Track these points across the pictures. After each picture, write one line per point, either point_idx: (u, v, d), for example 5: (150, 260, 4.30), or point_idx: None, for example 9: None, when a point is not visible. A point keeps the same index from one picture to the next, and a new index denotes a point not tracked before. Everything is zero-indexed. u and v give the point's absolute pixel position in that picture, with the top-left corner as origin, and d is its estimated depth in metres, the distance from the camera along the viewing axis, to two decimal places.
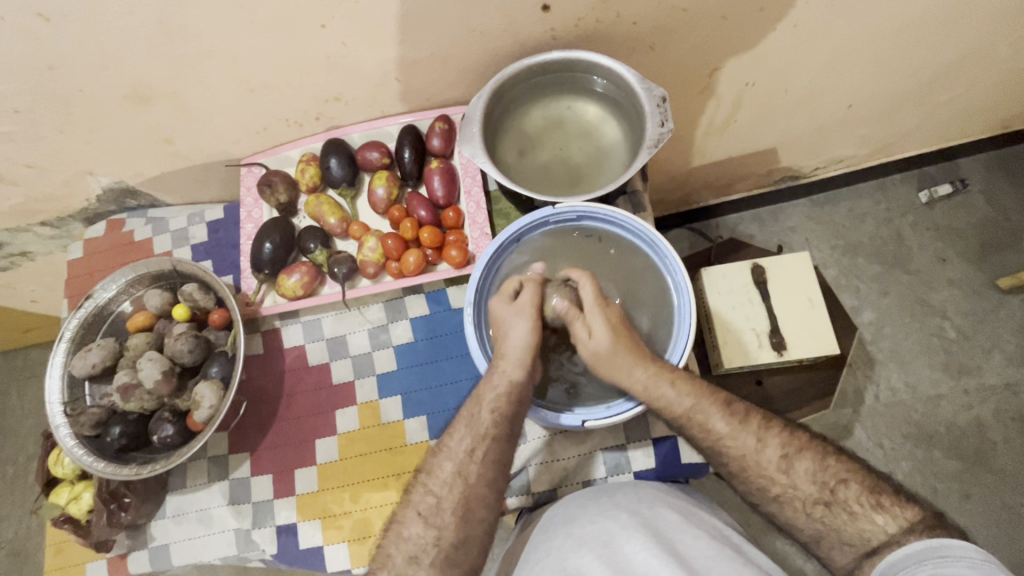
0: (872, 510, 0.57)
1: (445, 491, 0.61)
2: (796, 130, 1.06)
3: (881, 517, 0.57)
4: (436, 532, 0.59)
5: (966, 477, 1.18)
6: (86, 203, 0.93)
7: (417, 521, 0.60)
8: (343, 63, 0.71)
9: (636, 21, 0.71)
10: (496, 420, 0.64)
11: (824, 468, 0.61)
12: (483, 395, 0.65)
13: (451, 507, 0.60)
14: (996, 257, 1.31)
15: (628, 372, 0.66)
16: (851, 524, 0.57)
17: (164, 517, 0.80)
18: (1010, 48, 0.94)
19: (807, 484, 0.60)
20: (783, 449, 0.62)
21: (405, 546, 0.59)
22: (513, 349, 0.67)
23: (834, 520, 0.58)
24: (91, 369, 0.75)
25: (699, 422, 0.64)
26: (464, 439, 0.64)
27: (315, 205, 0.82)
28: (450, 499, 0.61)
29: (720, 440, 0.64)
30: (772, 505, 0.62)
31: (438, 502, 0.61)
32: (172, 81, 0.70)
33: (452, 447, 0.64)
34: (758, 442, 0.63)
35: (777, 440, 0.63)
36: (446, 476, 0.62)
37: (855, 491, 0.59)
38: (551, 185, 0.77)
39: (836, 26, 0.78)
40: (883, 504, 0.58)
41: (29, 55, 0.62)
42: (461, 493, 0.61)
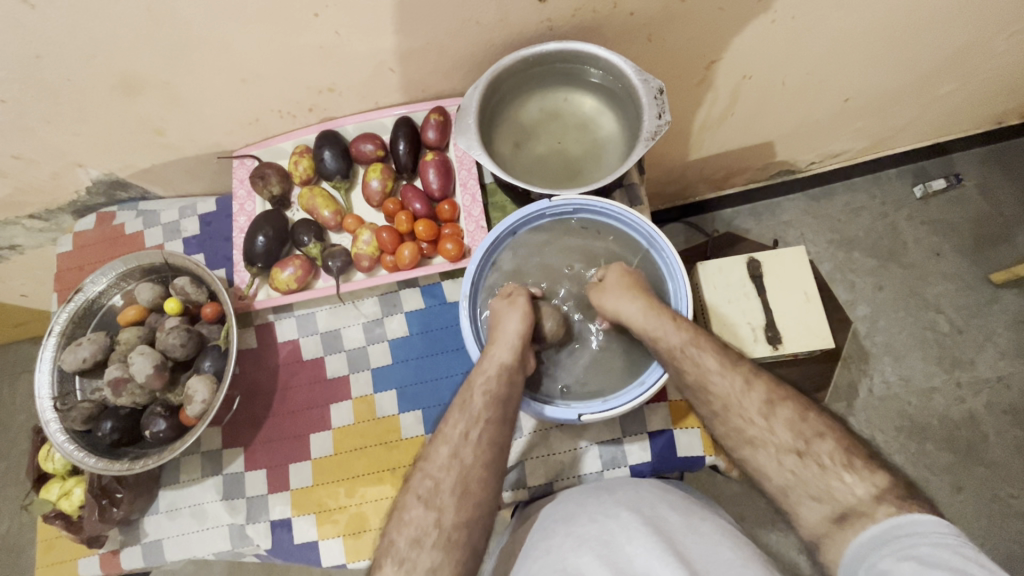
0: (841, 468, 0.56)
1: (444, 473, 0.60)
2: (793, 123, 1.06)
3: (849, 475, 0.56)
4: (437, 515, 0.57)
5: (958, 469, 1.19)
6: (76, 195, 0.92)
7: (416, 507, 0.58)
8: (336, 53, 0.69)
9: (633, 12, 0.71)
10: (489, 402, 0.64)
11: (804, 420, 0.60)
12: (475, 379, 0.65)
13: (450, 489, 0.59)
14: (990, 251, 1.31)
15: (627, 303, 0.67)
16: (823, 480, 0.56)
17: (158, 512, 0.79)
18: (1007, 43, 0.94)
19: (784, 431, 0.59)
20: (767, 395, 0.62)
21: (406, 530, 0.57)
22: (512, 335, 0.66)
23: (806, 471, 0.57)
24: (82, 363, 0.74)
25: (693, 355, 0.65)
26: (460, 423, 0.63)
27: (309, 198, 0.82)
28: (449, 480, 0.59)
29: (708, 375, 0.64)
30: (745, 450, 0.61)
31: (437, 484, 0.59)
32: (162, 71, 0.69)
33: (447, 431, 0.63)
34: (745, 384, 0.63)
35: (764, 387, 0.62)
36: (443, 460, 0.61)
37: (830, 446, 0.58)
38: (548, 177, 0.77)
39: (835, 18, 0.78)
40: (854, 463, 0.56)
41: (15, 44, 0.61)
42: (458, 475, 0.60)
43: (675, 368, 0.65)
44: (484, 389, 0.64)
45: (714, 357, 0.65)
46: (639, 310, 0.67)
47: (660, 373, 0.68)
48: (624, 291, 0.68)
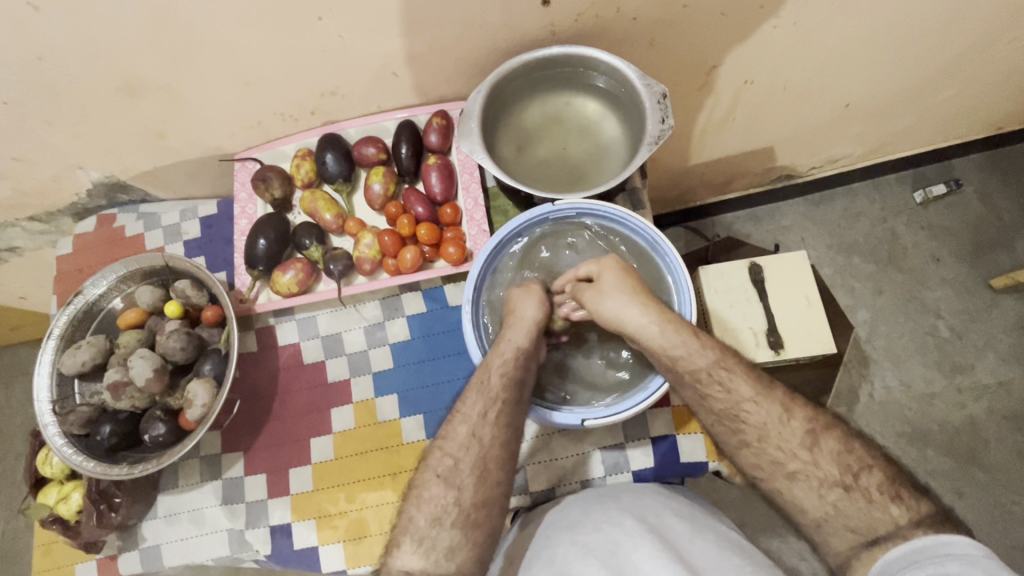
0: (888, 501, 0.56)
1: (463, 453, 0.61)
2: (794, 128, 1.06)
3: (895, 508, 0.56)
4: (456, 493, 0.59)
5: (959, 475, 1.19)
6: (76, 197, 0.91)
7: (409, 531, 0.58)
8: (340, 55, 0.69)
9: (636, 17, 0.71)
10: (507, 384, 0.64)
11: (849, 451, 0.60)
12: (492, 361, 0.65)
13: (470, 467, 0.60)
14: (989, 256, 1.31)
15: (632, 311, 0.66)
16: (867, 511, 0.56)
17: (156, 517, 0.78)
18: (1007, 49, 0.95)
19: (830, 463, 0.59)
20: (810, 424, 0.61)
21: (426, 510, 0.59)
22: (524, 318, 0.67)
23: (850, 503, 0.57)
24: (81, 367, 0.73)
25: (722, 379, 0.64)
26: (478, 403, 0.63)
27: (311, 201, 0.82)
28: (468, 460, 0.61)
29: (742, 403, 0.63)
30: (780, 481, 0.60)
31: (456, 463, 0.61)
32: (165, 73, 0.69)
33: (465, 411, 0.63)
34: (785, 412, 0.62)
35: (804, 414, 0.62)
36: (462, 438, 0.62)
37: (877, 479, 0.58)
38: (549, 181, 0.77)
39: (836, 23, 0.78)
40: (901, 495, 0.57)
41: (18, 45, 0.61)
42: (477, 454, 0.61)
43: (698, 391, 0.64)
44: (500, 367, 0.64)
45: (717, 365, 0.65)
46: (646, 320, 0.65)
47: (663, 380, 0.67)
48: (628, 295, 0.67)
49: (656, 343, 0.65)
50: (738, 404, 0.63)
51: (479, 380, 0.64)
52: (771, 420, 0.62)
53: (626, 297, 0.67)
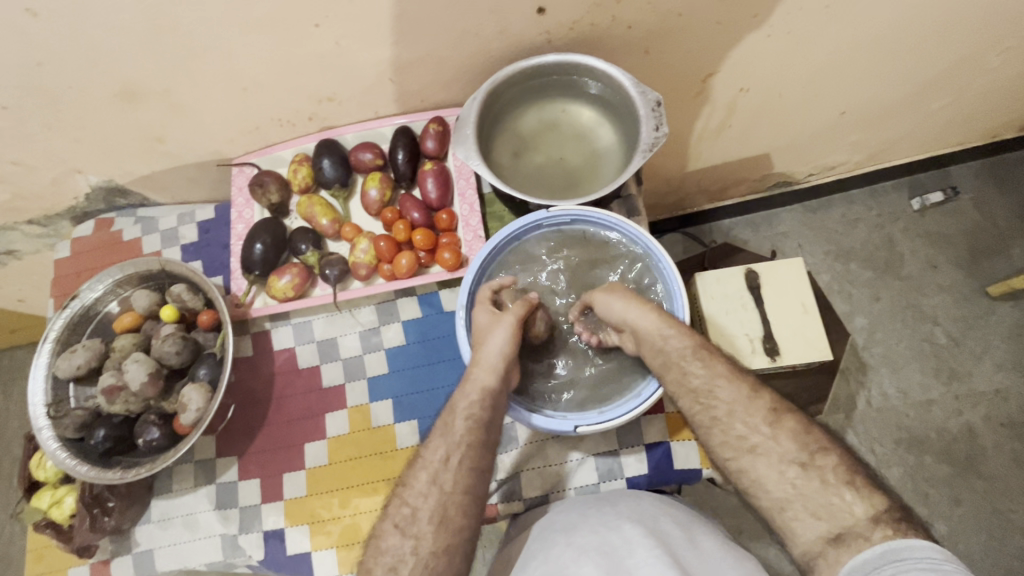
0: (843, 486, 0.56)
1: (421, 501, 0.59)
2: (790, 136, 1.07)
3: (850, 492, 0.55)
4: (413, 543, 0.57)
5: (957, 482, 1.19)
6: (74, 201, 0.92)
7: (394, 533, 0.58)
8: (336, 62, 0.70)
9: (631, 25, 0.71)
10: (471, 426, 0.64)
11: (808, 433, 0.60)
12: (458, 404, 0.65)
13: (427, 517, 0.58)
14: (986, 264, 1.32)
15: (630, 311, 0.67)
16: (822, 492, 0.56)
17: (150, 521, 0.78)
18: (1001, 58, 0.95)
19: (788, 441, 0.59)
20: (771, 405, 0.62)
21: (383, 558, 0.57)
22: (493, 356, 0.66)
23: (806, 484, 0.57)
24: (76, 371, 0.73)
25: (698, 358, 0.65)
26: (440, 448, 0.63)
27: (307, 205, 0.82)
28: (426, 508, 0.59)
29: (714, 381, 0.64)
30: (743, 458, 0.60)
31: (414, 512, 0.59)
32: (162, 79, 0.69)
33: (428, 455, 0.63)
34: (751, 392, 0.63)
35: (769, 398, 0.63)
36: (434, 465, 0.61)
37: (834, 461, 0.58)
38: (545, 188, 0.77)
39: (831, 32, 0.79)
40: (855, 482, 0.56)
41: (16, 51, 0.62)
42: (436, 501, 0.59)
43: (677, 370, 0.65)
44: (464, 410, 0.64)
45: (719, 365, 0.66)
46: (642, 317, 0.67)
47: (655, 387, 0.68)
48: (628, 301, 0.68)
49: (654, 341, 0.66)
50: (731, 408, 0.63)
51: (443, 424, 0.65)
52: (739, 400, 0.63)
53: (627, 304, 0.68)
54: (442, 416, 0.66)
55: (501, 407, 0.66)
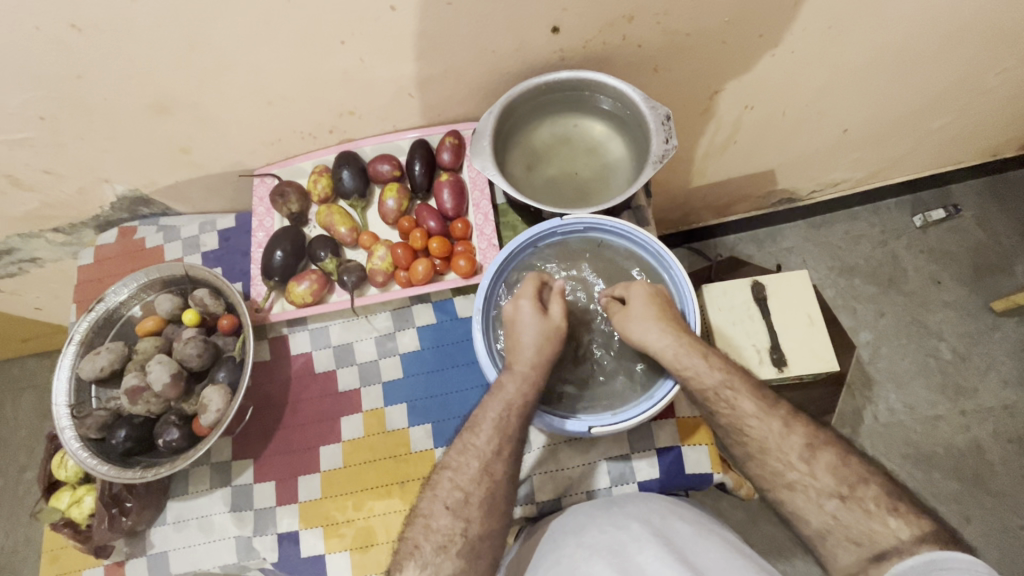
0: (888, 514, 0.57)
1: (472, 486, 0.62)
2: (793, 153, 1.09)
3: (893, 520, 0.57)
4: (464, 525, 0.60)
5: (966, 499, 1.18)
6: (99, 210, 0.95)
7: (446, 513, 0.61)
8: (359, 77, 0.73)
9: (641, 44, 0.75)
10: (520, 423, 0.65)
11: (846, 465, 0.60)
12: (511, 400, 0.65)
13: (478, 501, 0.61)
14: (990, 280, 1.33)
15: (661, 338, 0.67)
16: (866, 521, 0.57)
17: (165, 523, 0.79)
18: (997, 79, 0.98)
19: (826, 476, 0.60)
20: (808, 439, 0.62)
21: (433, 536, 0.59)
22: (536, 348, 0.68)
23: (849, 515, 0.58)
24: (100, 372, 0.75)
25: (727, 397, 0.65)
26: (491, 438, 0.65)
27: (326, 214, 0.84)
28: (477, 493, 0.62)
29: (745, 418, 0.64)
30: (781, 492, 0.62)
31: (466, 496, 0.62)
32: (193, 92, 0.72)
33: (478, 445, 0.64)
34: (784, 428, 0.63)
35: (804, 431, 0.63)
36: (472, 472, 0.63)
37: (875, 492, 0.59)
38: (558, 199, 0.80)
39: (832, 53, 0.82)
40: (899, 509, 0.57)
41: (58, 64, 0.65)
42: (487, 488, 0.62)
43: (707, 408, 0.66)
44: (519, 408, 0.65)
45: (734, 368, 0.67)
46: (668, 343, 0.66)
47: (668, 388, 0.68)
48: (654, 323, 0.68)
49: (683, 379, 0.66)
50: (745, 412, 0.64)
51: (497, 418, 0.65)
52: (772, 433, 0.63)
53: (652, 325, 0.67)
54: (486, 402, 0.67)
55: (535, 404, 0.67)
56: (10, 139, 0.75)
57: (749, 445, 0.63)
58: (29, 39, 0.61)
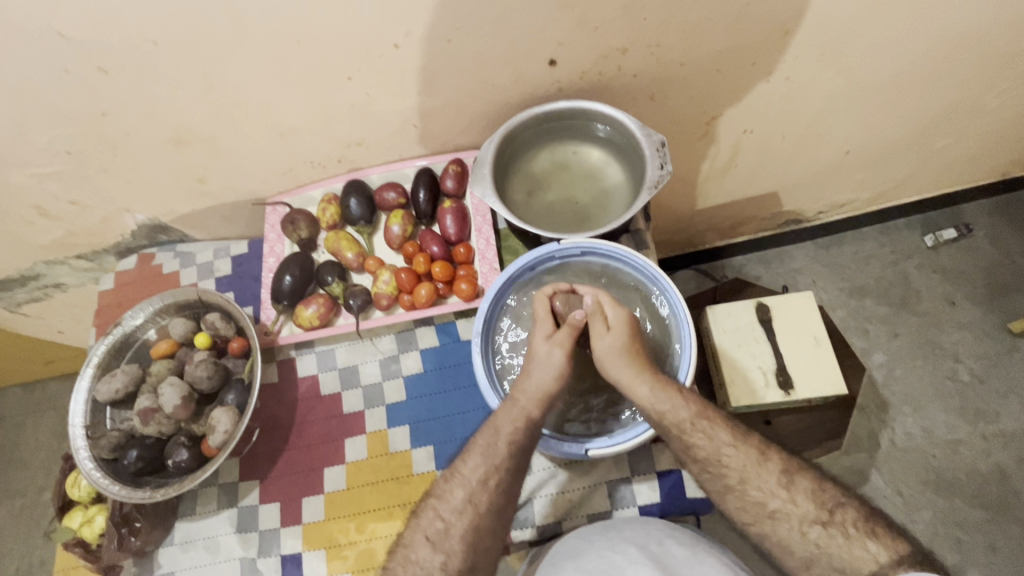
0: (865, 536, 0.59)
1: (455, 518, 0.63)
2: (796, 175, 1.10)
3: (873, 543, 0.59)
4: (444, 559, 0.61)
5: (992, 527, 1.14)
6: (120, 238, 0.99)
7: (426, 546, 0.61)
8: (365, 110, 0.77)
9: (636, 74, 0.77)
10: (512, 452, 0.65)
11: (823, 490, 0.63)
12: (502, 427, 0.66)
13: (459, 535, 0.62)
14: (1006, 300, 1.31)
15: (641, 381, 0.67)
16: (846, 547, 0.59)
17: (172, 544, 0.81)
18: (999, 99, 0.99)
19: (805, 503, 0.62)
20: (784, 466, 0.64)
21: (412, 568, 0.61)
22: (534, 388, 0.67)
23: (829, 542, 0.60)
24: (114, 394, 0.78)
25: (704, 429, 0.66)
26: (479, 466, 0.65)
27: (334, 241, 0.87)
28: (458, 526, 0.62)
29: (722, 450, 0.65)
30: (764, 523, 0.63)
31: (446, 528, 0.62)
32: (210, 127, 0.76)
33: (465, 473, 0.65)
34: (760, 457, 0.65)
35: (778, 459, 0.65)
36: (457, 502, 0.63)
37: (852, 515, 0.61)
38: (558, 223, 0.81)
39: (828, 78, 0.83)
40: (877, 532, 0.60)
41: (86, 103, 0.70)
42: (470, 521, 0.62)
43: (681, 442, 0.66)
44: (508, 437, 0.65)
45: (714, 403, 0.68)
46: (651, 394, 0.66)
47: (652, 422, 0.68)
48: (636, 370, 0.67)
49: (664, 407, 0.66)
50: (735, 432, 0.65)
51: (486, 446, 0.66)
52: (749, 463, 0.64)
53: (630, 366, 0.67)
54: (482, 430, 0.67)
55: (532, 435, 0.67)
56: (39, 173, 0.80)
57: (729, 476, 0.64)
58: (58, 81, 0.66)
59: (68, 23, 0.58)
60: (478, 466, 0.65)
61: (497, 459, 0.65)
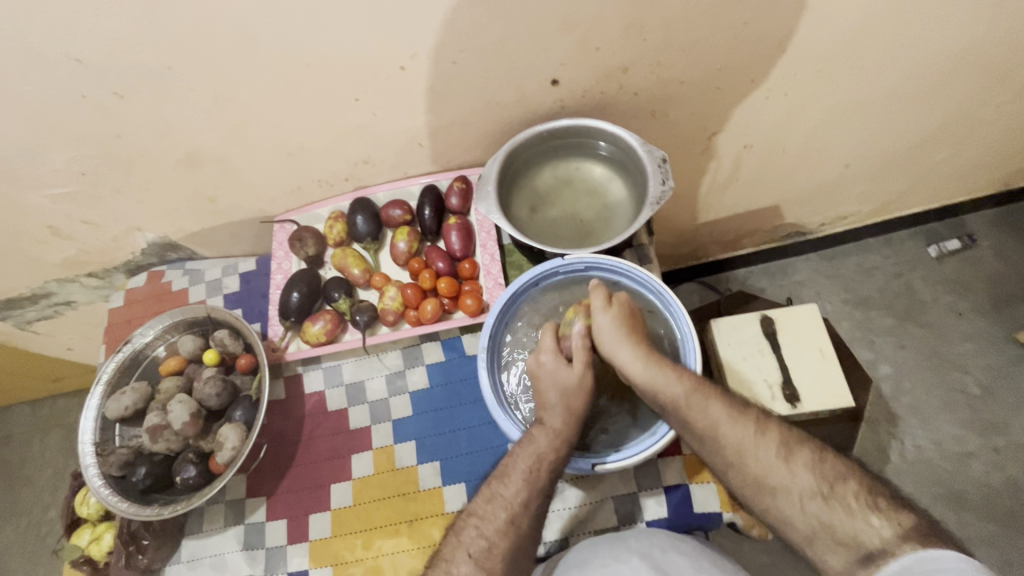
0: (869, 511, 0.57)
1: (498, 537, 0.62)
2: (798, 187, 1.11)
3: (876, 518, 0.57)
4: None
5: (1006, 543, 1.12)
6: (131, 256, 1.01)
7: (468, 562, 0.60)
8: (372, 130, 0.78)
9: (637, 91, 0.78)
10: (551, 471, 0.66)
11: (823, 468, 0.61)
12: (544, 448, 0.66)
13: (502, 554, 0.61)
14: (1012, 311, 1.31)
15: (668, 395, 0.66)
16: (849, 521, 0.57)
17: (179, 562, 0.81)
18: (998, 112, 1.00)
19: (805, 475, 0.60)
20: (782, 442, 0.63)
21: None
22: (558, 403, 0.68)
23: (832, 515, 0.58)
24: (124, 411, 0.79)
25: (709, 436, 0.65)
26: (521, 488, 0.65)
27: (341, 257, 0.89)
28: (501, 546, 0.62)
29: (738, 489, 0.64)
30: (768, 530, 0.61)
31: (489, 547, 0.62)
32: (221, 148, 0.78)
33: (507, 493, 0.65)
34: (758, 431, 0.64)
35: (777, 433, 0.64)
36: (500, 522, 0.63)
37: (853, 489, 0.59)
38: (561, 238, 0.82)
39: (827, 92, 0.85)
40: (880, 505, 0.57)
41: (101, 126, 0.72)
42: (512, 540, 0.62)
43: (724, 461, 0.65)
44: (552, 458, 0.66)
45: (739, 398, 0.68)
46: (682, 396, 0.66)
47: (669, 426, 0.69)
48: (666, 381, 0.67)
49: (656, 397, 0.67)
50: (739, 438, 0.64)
51: (528, 466, 0.65)
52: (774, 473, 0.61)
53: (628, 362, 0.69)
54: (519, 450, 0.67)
55: (569, 451, 0.67)
56: (54, 194, 0.82)
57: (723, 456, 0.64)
58: (74, 105, 0.68)
59: (87, 50, 0.60)
60: (519, 487, 0.65)
61: (537, 480, 0.65)
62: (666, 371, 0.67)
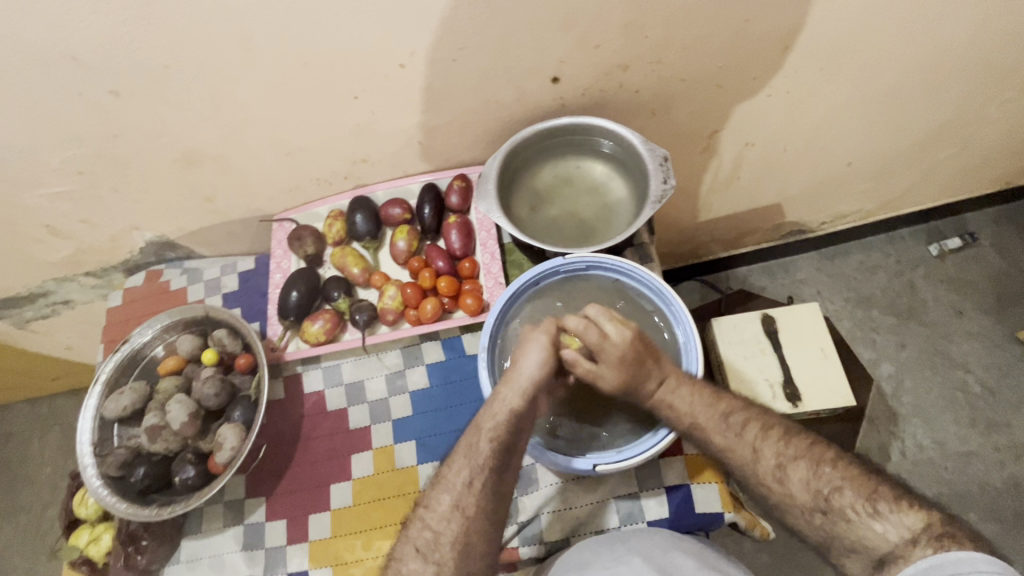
0: (870, 518, 0.57)
1: (443, 525, 0.61)
2: (800, 186, 1.11)
3: (879, 524, 0.57)
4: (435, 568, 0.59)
5: (1008, 542, 1.12)
6: (129, 255, 1.00)
7: (415, 557, 0.60)
8: (371, 129, 0.78)
9: (638, 90, 0.78)
10: (496, 450, 0.64)
11: (818, 477, 0.61)
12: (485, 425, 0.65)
13: (449, 542, 0.60)
14: (1014, 309, 1.30)
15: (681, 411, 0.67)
16: (850, 531, 0.58)
17: (178, 562, 0.80)
18: (1000, 110, 0.99)
19: (800, 492, 0.61)
20: (777, 458, 0.63)
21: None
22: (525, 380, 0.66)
23: (834, 527, 0.59)
24: (122, 411, 0.78)
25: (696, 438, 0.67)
26: (464, 469, 0.64)
27: (340, 256, 0.88)
28: (448, 533, 0.61)
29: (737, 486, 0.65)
30: None
31: (435, 537, 0.61)
32: (218, 147, 0.78)
33: (450, 478, 0.64)
34: (754, 452, 0.64)
35: (773, 449, 0.64)
36: (444, 509, 0.62)
37: (850, 499, 0.59)
38: (562, 237, 0.82)
39: (829, 90, 0.84)
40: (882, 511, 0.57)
41: (98, 125, 0.71)
42: (459, 526, 0.61)
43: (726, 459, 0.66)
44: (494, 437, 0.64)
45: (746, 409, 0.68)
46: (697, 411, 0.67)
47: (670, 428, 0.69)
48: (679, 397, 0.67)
49: (666, 411, 0.67)
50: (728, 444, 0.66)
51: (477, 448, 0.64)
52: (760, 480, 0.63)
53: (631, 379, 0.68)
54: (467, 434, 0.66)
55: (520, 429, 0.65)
56: (51, 193, 0.81)
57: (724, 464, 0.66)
58: (70, 104, 0.67)
59: (83, 48, 0.60)
60: (463, 470, 0.64)
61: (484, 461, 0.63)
62: (681, 391, 0.68)
